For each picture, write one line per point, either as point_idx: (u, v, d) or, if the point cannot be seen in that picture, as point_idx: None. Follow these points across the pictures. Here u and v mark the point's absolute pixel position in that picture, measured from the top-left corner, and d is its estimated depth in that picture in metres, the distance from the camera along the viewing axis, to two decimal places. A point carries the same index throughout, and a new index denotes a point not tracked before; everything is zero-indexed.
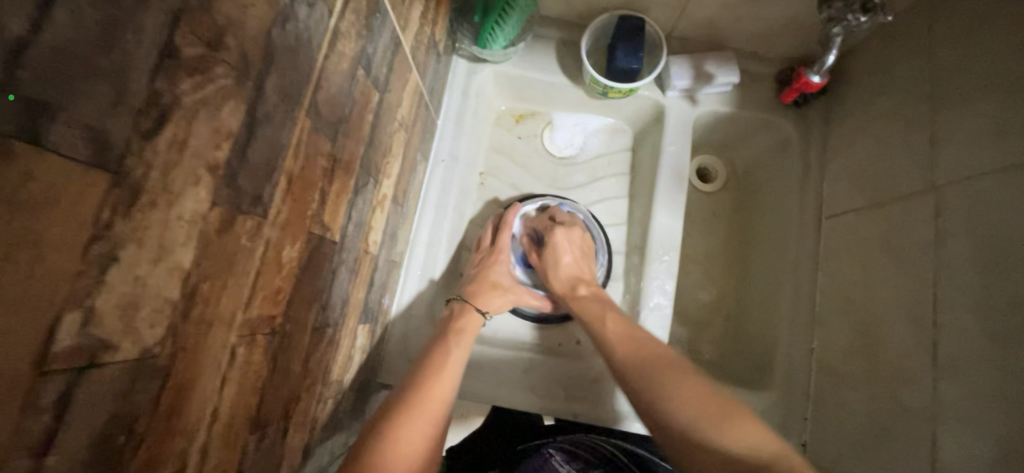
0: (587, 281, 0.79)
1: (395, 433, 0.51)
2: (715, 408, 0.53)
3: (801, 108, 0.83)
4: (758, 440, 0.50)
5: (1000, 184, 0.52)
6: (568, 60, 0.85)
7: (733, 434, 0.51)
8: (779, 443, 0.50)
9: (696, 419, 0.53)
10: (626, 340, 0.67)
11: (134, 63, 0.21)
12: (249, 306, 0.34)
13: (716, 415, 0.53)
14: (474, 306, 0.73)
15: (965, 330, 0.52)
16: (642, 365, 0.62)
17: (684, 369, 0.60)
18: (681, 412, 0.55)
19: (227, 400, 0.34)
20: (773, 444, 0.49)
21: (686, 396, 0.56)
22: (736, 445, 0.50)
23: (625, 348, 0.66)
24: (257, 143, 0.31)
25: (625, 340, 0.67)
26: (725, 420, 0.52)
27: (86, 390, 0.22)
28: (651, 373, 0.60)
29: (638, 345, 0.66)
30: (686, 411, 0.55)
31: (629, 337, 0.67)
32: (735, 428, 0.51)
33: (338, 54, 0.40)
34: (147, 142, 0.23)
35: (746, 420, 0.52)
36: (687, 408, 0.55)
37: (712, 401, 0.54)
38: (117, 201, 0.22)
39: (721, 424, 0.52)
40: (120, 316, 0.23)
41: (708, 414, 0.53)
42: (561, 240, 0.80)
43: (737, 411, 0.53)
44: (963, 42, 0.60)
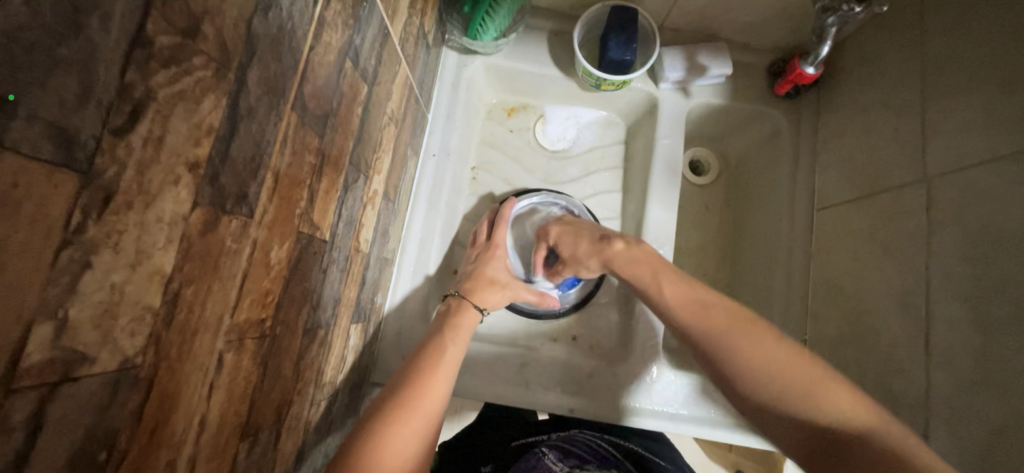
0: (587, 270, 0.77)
1: (388, 431, 0.50)
2: (806, 382, 0.51)
3: (793, 99, 0.83)
4: (838, 409, 0.48)
5: (989, 175, 0.52)
6: (559, 52, 0.84)
7: (833, 397, 0.49)
8: (870, 408, 0.48)
9: (773, 373, 0.53)
10: (684, 302, 0.62)
11: (102, 54, 0.20)
12: (236, 310, 0.33)
13: (780, 373, 0.52)
14: (472, 302, 0.72)
15: (956, 320, 0.53)
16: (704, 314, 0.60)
17: (768, 331, 0.56)
18: (747, 377, 0.54)
19: (215, 409, 0.33)
20: (855, 408, 0.48)
21: (757, 356, 0.54)
22: (843, 418, 0.47)
23: (682, 305, 0.62)
24: (240, 138, 0.29)
25: (681, 299, 0.63)
26: (808, 389, 0.50)
27: (61, 407, 0.21)
28: (720, 339, 0.57)
29: (693, 309, 0.61)
30: (759, 369, 0.53)
31: (688, 299, 0.62)
32: (822, 397, 0.49)
33: (325, 45, 0.38)
34: (120, 139, 0.21)
35: (835, 390, 0.49)
36: (755, 372, 0.54)
37: (794, 362, 0.53)
38: (89, 204, 0.20)
39: (808, 394, 0.50)
40: (96, 325, 0.22)
41: (773, 374, 0.53)
42: (556, 228, 0.79)
43: (805, 366, 0.52)
44: (954, 32, 0.60)
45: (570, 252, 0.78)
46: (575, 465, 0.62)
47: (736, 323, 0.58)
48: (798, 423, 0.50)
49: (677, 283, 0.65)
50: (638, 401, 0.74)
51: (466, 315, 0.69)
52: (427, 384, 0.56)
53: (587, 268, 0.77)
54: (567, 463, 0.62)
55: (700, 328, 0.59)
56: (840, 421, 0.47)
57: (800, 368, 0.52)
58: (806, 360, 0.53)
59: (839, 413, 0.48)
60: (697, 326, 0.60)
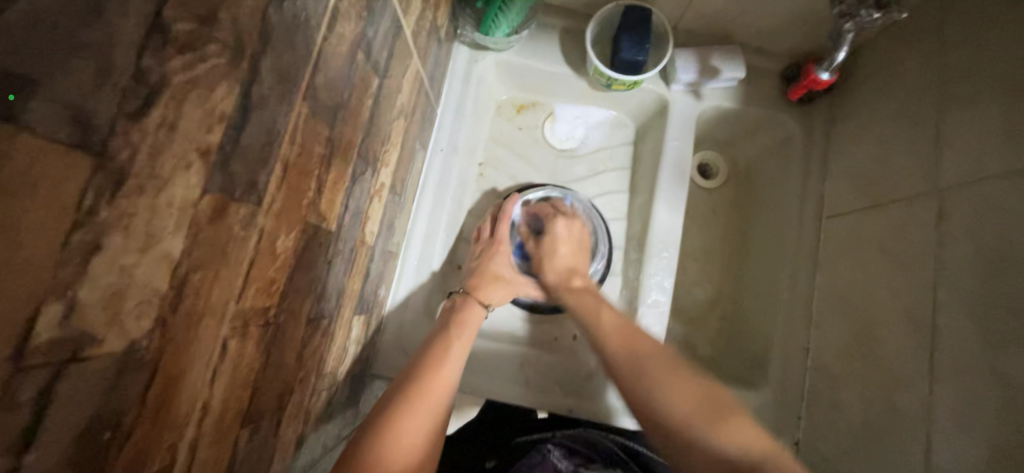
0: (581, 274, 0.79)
1: (396, 423, 0.51)
2: (698, 407, 0.53)
3: (806, 106, 0.82)
4: (747, 438, 0.50)
5: (1003, 189, 0.52)
6: (571, 51, 0.84)
7: (730, 431, 0.50)
8: (769, 440, 0.50)
9: (691, 416, 0.53)
10: (621, 331, 0.66)
11: (120, 37, 0.20)
12: (241, 297, 0.33)
13: (705, 407, 0.53)
14: (477, 299, 0.72)
15: (963, 334, 0.52)
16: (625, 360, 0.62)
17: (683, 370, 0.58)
18: (664, 418, 0.54)
19: (217, 394, 0.33)
20: (757, 442, 0.50)
21: (688, 397, 0.54)
22: (735, 445, 0.49)
23: (620, 345, 0.64)
24: (252, 126, 0.30)
25: (620, 335, 0.65)
26: (712, 421, 0.52)
27: (68, 386, 0.21)
28: (647, 372, 0.59)
29: (631, 345, 0.63)
30: (670, 414, 0.54)
31: (625, 329, 0.66)
32: (728, 424, 0.51)
33: (338, 36, 0.38)
34: (136, 123, 0.21)
35: (738, 420, 0.52)
36: (671, 413, 0.54)
37: (710, 397, 0.54)
38: (102, 186, 0.20)
39: (715, 431, 0.51)
40: (105, 307, 0.22)
41: (693, 407, 0.53)
42: (562, 228, 0.80)
43: (726, 407, 0.53)
44: (974, 42, 0.59)
45: (569, 258, 0.80)
46: (580, 464, 0.64)
47: (648, 361, 0.60)
48: (710, 452, 0.50)
49: (613, 314, 0.69)
50: None
51: (470, 314, 0.69)
52: (431, 378, 0.57)
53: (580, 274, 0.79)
54: (573, 462, 0.64)
55: (624, 362, 0.62)
56: (740, 447, 0.49)
57: (739, 422, 0.52)
58: (719, 399, 0.54)
59: (741, 446, 0.49)
60: (630, 361, 0.61)
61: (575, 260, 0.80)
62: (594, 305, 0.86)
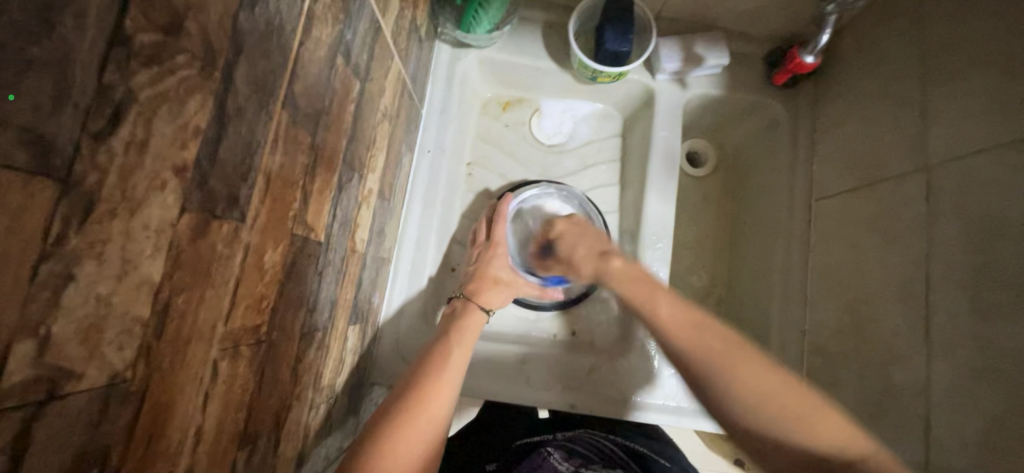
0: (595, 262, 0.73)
1: (394, 436, 0.49)
2: (781, 404, 0.47)
3: (791, 89, 0.82)
4: (837, 438, 0.45)
5: (990, 161, 0.52)
6: (554, 44, 0.83)
7: (821, 434, 0.45)
8: (857, 433, 0.45)
9: (793, 423, 0.46)
10: (683, 324, 0.54)
11: (79, 54, 0.19)
12: (230, 318, 0.32)
13: (800, 418, 0.46)
14: (479, 304, 0.71)
15: (955, 308, 0.53)
16: (690, 348, 0.52)
17: (761, 358, 0.50)
18: (756, 417, 0.48)
19: (210, 419, 0.32)
20: (856, 441, 0.45)
21: (769, 406, 0.47)
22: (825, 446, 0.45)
23: (683, 333, 0.53)
24: (229, 140, 0.28)
25: (675, 320, 0.55)
26: (807, 424, 0.46)
27: (48, 425, 0.20)
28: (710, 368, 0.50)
29: (697, 332, 0.53)
30: (757, 416, 0.48)
31: (685, 318, 0.55)
32: (816, 423, 0.46)
33: (316, 41, 0.37)
34: (101, 144, 0.20)
35: (830, 409, 0.47)
36: (753, 416, 0.48)
37: (798, 400, 0.47)
38: (69, 213, 0.19)
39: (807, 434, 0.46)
40: (82, 340, 0.21)
41: (792, 417, 0.46)
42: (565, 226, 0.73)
43: (812, 401, 0.47)
44: (954, 18, 0.59)
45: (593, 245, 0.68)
46: (580, 464, 0.61)
47: (717, 350, 0.51)
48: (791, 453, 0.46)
49: (673, 304, 0.57)
50: (639, 395, 0.74)
51: (473, 317, 0.69)
52: (430, 386, 0.56)
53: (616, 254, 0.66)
54: (573, 462, 0.62)
55: (686, 353, 0.53)
56: (834, 450, 0.45)
57: (823, 414, 0.46)
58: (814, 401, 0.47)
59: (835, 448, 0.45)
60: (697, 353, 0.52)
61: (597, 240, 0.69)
62: (591, 300, 0.85)
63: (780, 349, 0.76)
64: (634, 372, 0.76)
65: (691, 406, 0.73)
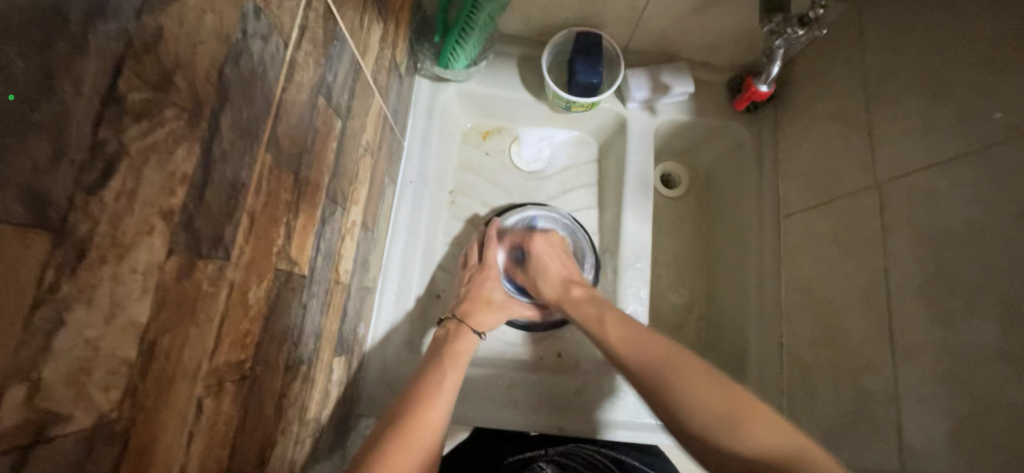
0: (580, 284, 0.76)
1: (385, 464, 0.49)
2: (721, 418, 0.50)
3: (753, 113, 0.87)
4: (774, 438, 0.47)
5: (933, 178, 0.56)
6: (529, 77, 0.87)
7: (749, 429, 0.48)
8: (789, 436, 0.47)
9: (734, 418, 0.50)
10: (626, 341, 0.62)
11: (74, 114, 0.20)
12: (215, 354, 0.33)
13: (733, 415, 0.50)
14: (469, 327, 0.72)
15: (914, 315, 0.56)
16: (648, 365, 0.58)
17: (695, 363, 0.56)
18: (704, 421, 0.51)
19: (194, 457, 0.32)
20: (775, 434, 0.48)
21: (714, 405, 0.51)
22: (762, 444, 0.47)
23: (626, 348, 0.61)
24: (215, 183, 0.30)
25: (623, 338, 0.63)
26: (738, 422, 0.49)
27: (34, 469, 0.20)
28: (665, 378, 0.55)
29: (638, 347, 0.60)
30: (701, 412, 0.51)
31: (629, 337, 0.62)
32: (750, 427, 0.49)
33: (298, 85, 0.39)
34: (93, 196, 0.21)
35: (755, 411, 0.50)
36: (706, 418, 0.51)
37: (733, 400, 0.51)
38: (61, 261, 0.20)
39: (742, 426, 0.49)
40: (70, 384, 0.22)
41: (733, 411, 0.50)
42: (538, 246, 0.80)
43: (756, 406, 0.50)
44: (892, 48, 0.65)
45: (561, 270, 0.78)
46: None
47: (675, 365, 0.56)
48: (736, 459, 0.48)
49: (619, 317, 0.66)
50: (628, 414, 0.75)
51: (464, 339, 0.69)
52: (421, 413, 0.56)
53: (580, 284, 0.76)
54: None
55: (637, 367, 0.59)
56: (775, 450, 0.46)
57: (761, 418, 0.49)
58: (746, 400, 0.51)
59: (760, 443, 0.47)
60: (652, 370, 0.57)
61: (565, 268, 0.79)
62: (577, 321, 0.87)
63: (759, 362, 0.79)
64: (622, 391, 0.77)
65: None
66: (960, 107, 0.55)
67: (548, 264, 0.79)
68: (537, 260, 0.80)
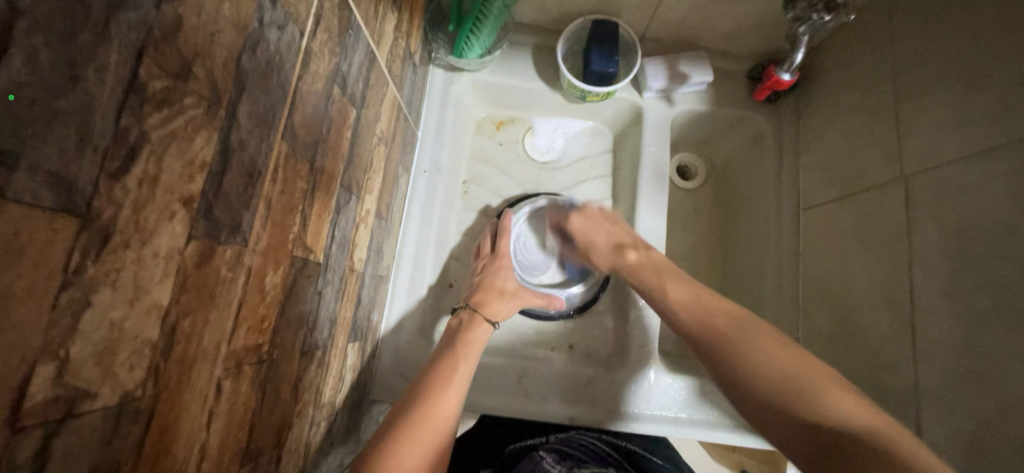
0: (632, 246, 0.74)
1: (395, 454, 0.50)
2: (789, 387, 0.49)
3: (774, 104, 0.85)
4: (867, 417, 0.44)
5: (965, 171, 0.54)
6: (543, 66, 0.86)
7: (834, 402, 0.46)
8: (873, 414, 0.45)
9: (793, 386, 0.50)
10: (688, 306, 0.63)
11: (98, 102, 0.21)
12: (233, 338, 0.34)
13: (784, 389, 0.50)
14: (484, 316, 0.72)
15: (938, 312, 0.54)
16: (715, 329, 0.59)
17: (766, 332, 0.56)
18: (765, 377, 0.52)
19: (214, 436, 0.33)
20: (863, 412, 0.45)
21: (789, 367, 0.51)
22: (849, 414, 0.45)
23: (687, 314, 0.62)
24: (232, 171, 0.31)
25: (682, 302, 0.63)
26: (809, 391, 0.49)
27: (65, 442, 0.22)
28: (739, 345, 0.56)
29: (706, 313, 0.61)
30: (777, 367, 0.52)
31: (691, 299, 0.63)
32: (836, 398, 0.47)
33: (313, 74, 0.39)
34: (116, 182, 0.22)
35: (839, 396, 0.47)
36: (768, 380, 0.51)
37: (798, 361, 0.52)
38: (88, 245, 0.21)
39: (810, 395, 0.48)
40: (97, 362, 0.23)
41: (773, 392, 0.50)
42: (578, 224, 0.80)
43: (830, 378, 0.49)
44: (923, 33, 0.62)
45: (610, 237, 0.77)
46: (573, 466, 0.65)
47: (756, 328, 0.57)
48: (820, 426, 0.46)
49: (686, 284, 0.65)
50: (636, 406, 0.75)
51: (478, 330, 0.69)
52: (431, 403, 0.56)
53: (634, 246, 0.74)
54: (566, 465, 0.65)
55: (693, 326, 0.61)
56: (865, 424, 0.44)
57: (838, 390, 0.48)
58: (826, 374, 0.50)
59: (845, 416, 0.45)
60: (715, 339, 0.58)
61: (616, 234, 0.77)
62: (588, 312, 0.86)
63: None
64: (633, 384, 0.76)
65: (688, 416, 0.75)
66: (993, 97, 0.52)
67: (593, 237, 0.79)
68: (582, 238, 0.79)
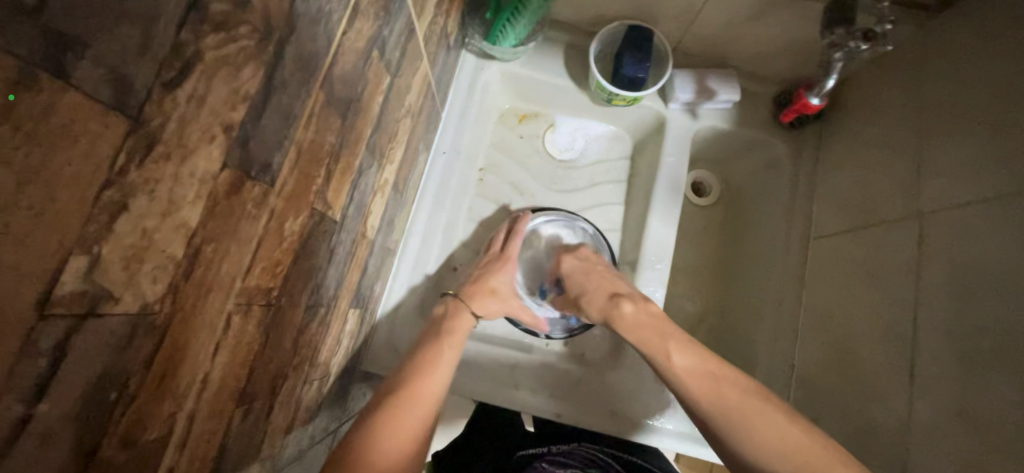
0: (629, 297, 0.71)
1: (421, 376, 0.58)
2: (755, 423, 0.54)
3: (796, 131, 0.86)
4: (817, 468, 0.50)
5: (981, 214, 0.54)
6: (573, 65, 0.86)
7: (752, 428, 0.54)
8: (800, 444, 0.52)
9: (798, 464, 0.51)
10: (694, 374, 0.60)
11: (164, 11, 0.21)
12: (248, 275, 0.34)
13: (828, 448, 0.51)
14: (469, 307, 0.71)
15: (938, 352, 0.54)
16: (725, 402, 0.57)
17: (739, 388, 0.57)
18: (768, 457, 0.53)
19: (217, 369, 0.33)
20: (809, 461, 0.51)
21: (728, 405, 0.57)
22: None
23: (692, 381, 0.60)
24: (271, 108, 0.31)
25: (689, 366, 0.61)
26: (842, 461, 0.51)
27: (83, 339, 0.22)
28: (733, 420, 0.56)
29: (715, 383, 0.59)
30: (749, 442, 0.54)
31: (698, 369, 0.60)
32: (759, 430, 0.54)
33: (356, 32, 0.40)
34: (167, 93, 0.22)
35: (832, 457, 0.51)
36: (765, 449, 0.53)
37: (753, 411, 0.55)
38: (134, 149, 0.21)
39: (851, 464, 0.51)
40: (124, 267, 0.23)
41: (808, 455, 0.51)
42: (567, 264, 0.79)
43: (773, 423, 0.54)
44: (954, 76, 0.62)
45: (606, 286, 0.74)
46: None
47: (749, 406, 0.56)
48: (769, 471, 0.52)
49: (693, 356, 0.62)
50: (621, 411, 0.75)
51: (461, 324, 0.68)
52: (414, 397, 0.55)
53: (630, 298, 0.71)
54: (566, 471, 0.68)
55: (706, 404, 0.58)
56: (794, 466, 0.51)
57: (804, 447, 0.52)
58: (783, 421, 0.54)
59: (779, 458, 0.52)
60: (721, 409, 0.57)
61: (609, 282, 0.74)
62: None
63: (766, 382, 0.78)
64: (619, 389, 0.77)
65: (673, 427, 0.74)
66: (1015, 143, 0.53)
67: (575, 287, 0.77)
68: (575, 281, 0.77)
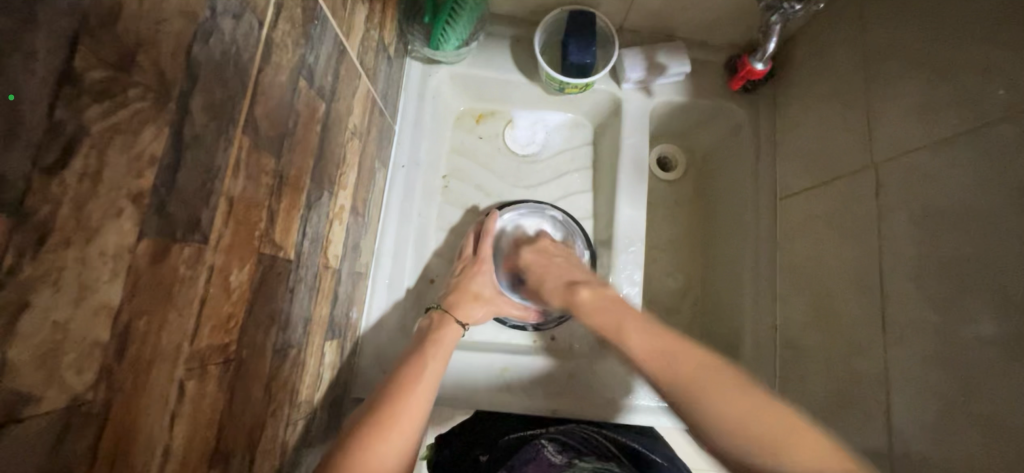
0: (585, 284, 0.70)
1: (407, 392, 0.56)
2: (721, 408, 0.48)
3: (751, 94, 0.86)
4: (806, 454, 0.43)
5: (931, 157, 0.55)
6: (521, 58, 0.85)
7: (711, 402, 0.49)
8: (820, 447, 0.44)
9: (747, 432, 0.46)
10: (652, 356, 0.56)
11: (27, 93, 0.20)
12: (196, 338, 0.33)
13: (760, 435, 0.46)
14: (455, 318, 0.71)
15: (907, 298, 0.55)
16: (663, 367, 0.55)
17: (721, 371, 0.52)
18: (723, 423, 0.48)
19: (178, 438, 0.32)
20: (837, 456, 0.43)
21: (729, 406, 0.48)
22: (801, 469, 0.43)
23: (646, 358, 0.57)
24: (188, 165, 0.29)
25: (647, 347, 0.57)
26: (777, 444, 0.45)
27: (7, 447, 0.21)
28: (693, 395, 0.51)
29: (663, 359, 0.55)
30: (716, 410, 0.49)
31: (655, 351, 0.57)
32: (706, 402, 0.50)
33: (275, 66, 0.38)
34: (52, 177, 0.21)
35: (794, 435, 0.45)
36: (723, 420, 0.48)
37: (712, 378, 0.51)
38: (22, 244, 0.20)
39: (775, 452, 0.44)
40: (39, 365, 0.22)
41: (749, 435, 0.46)
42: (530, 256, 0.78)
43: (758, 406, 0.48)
44: (893, 22, 0.62)
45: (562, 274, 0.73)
46: (574, 457, 0.61)
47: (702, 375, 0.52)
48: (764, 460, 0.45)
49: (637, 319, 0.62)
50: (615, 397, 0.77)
51: (447, 334, 0.67)
52: (399, 411, 0.54)
53: (586, 284, 0.71)
54: (566, 455, 0.61)
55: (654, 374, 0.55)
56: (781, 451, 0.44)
57: (726, 390, 0.50)
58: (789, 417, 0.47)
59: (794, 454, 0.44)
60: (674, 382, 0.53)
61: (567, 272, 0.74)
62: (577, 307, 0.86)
63: (752, 346, 0.79)
64: (612, 377, 0.78)
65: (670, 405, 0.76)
66: (957, 82, 0.53)
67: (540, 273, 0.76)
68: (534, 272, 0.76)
